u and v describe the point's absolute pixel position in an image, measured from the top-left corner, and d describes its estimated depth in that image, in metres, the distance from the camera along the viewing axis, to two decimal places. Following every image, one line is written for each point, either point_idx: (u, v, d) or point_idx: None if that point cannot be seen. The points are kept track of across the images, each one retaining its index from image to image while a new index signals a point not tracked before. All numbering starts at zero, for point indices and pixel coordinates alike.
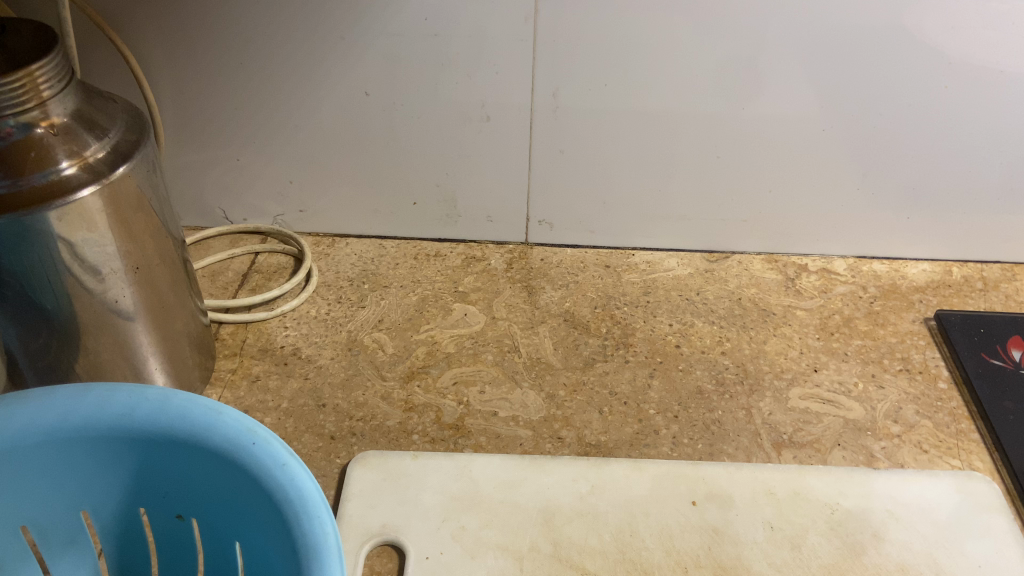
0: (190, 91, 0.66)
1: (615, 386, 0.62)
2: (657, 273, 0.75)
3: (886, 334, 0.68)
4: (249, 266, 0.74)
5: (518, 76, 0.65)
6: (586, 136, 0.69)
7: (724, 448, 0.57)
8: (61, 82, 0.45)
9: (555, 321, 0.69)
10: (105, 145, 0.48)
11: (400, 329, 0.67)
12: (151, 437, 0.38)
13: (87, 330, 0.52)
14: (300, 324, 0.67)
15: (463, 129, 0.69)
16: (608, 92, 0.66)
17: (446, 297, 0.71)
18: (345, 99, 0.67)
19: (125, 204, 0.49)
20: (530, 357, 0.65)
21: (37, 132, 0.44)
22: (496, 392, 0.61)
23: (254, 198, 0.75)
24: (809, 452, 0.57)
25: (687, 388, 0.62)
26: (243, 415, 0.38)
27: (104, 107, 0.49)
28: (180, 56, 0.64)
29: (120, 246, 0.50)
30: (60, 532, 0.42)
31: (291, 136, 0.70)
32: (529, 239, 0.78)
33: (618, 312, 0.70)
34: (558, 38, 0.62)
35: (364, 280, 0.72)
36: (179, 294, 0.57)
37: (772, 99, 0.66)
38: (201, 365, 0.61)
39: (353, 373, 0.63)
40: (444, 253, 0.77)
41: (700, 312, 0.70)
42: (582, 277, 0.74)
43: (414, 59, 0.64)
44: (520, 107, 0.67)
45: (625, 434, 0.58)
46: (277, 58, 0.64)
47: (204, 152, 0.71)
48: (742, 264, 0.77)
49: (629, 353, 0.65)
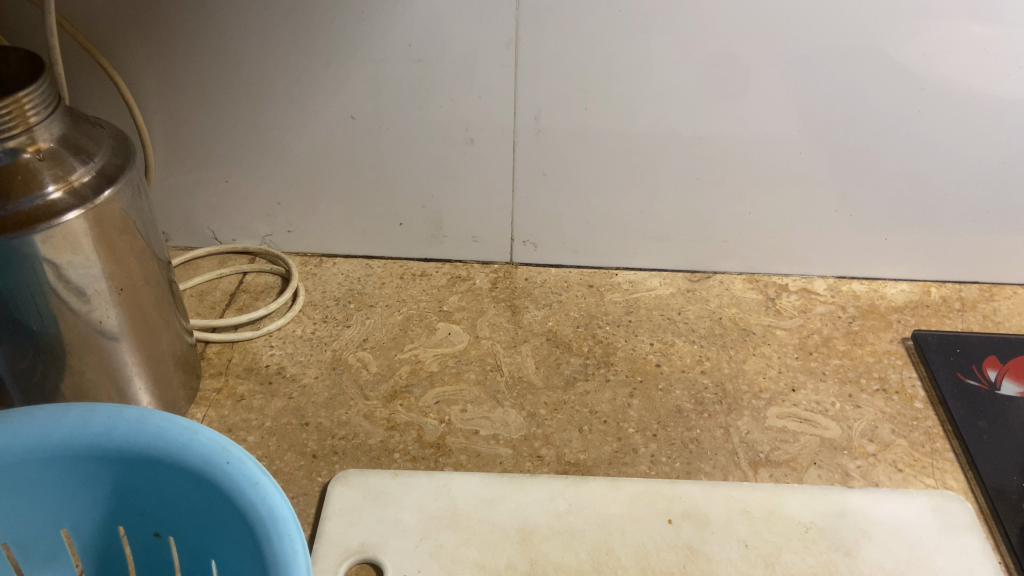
0: (180, 115, 0.68)
1: (595, 405, 0.63)
2: (639, 293, 0.76)
3: (864, 354, 0.69)
4: (237, 285, 0.75)
5: (501, 100, 0.66)
6: (569, 158, 0.70)
7: (701, 467, 0.58)
8: (48, 108, 0.46)
9: (537, 340, 0.69)
10: (91, 169, 0.49)
11: (384, 348, 0.68)
12: (128, 456, 0.39)
13: (72, 350, 0.53)
14: (286, 343, 0.68)
15: (448, 151, 0.70)
16: (590, 115, 0.67)
17: (430, 316, 0.72)
18: (332, 122, 0.68)
19: (111, 227, 0.50)
20: (511, 376, 0.65)
21: (23, 157, 0.45)
22: (477, 411, 0.62)
23: (243, 219, 0.76)
24: (785, 470, 0.58)
25: (666, 406, 0.63)
26: (219, 434, 0.39)
27: (90, 132, 0.51)
28: (170, 80, 0.65)
29: (105, 267, 0.51)
30: (39, 549, 0.43)
31: (279, 158, 0.71)
32: (513, 259, 0.79)
33: (600, 331, 0.71)
34: (540, 62, 0.63)
35: (350, 299, 0.73)
36: (165, 314, 0.58)
37: (751, 121, 0.67)
38: (186, 384, 0.62)
39: (336, 393, 0.63)
40: (430, 273, 0.78)
41: (681, 331, 0.71)
42: (565, 297, 0.75)
43: (399, 83, 0.65)
44: (503, 130, 0.68)
45: (604, 453, 0.59)
46: (265, 82, 0.65)
47: (194, 173, 0.72)
48: (724, 284, 0.78)
49: (609, 372, 0.66)
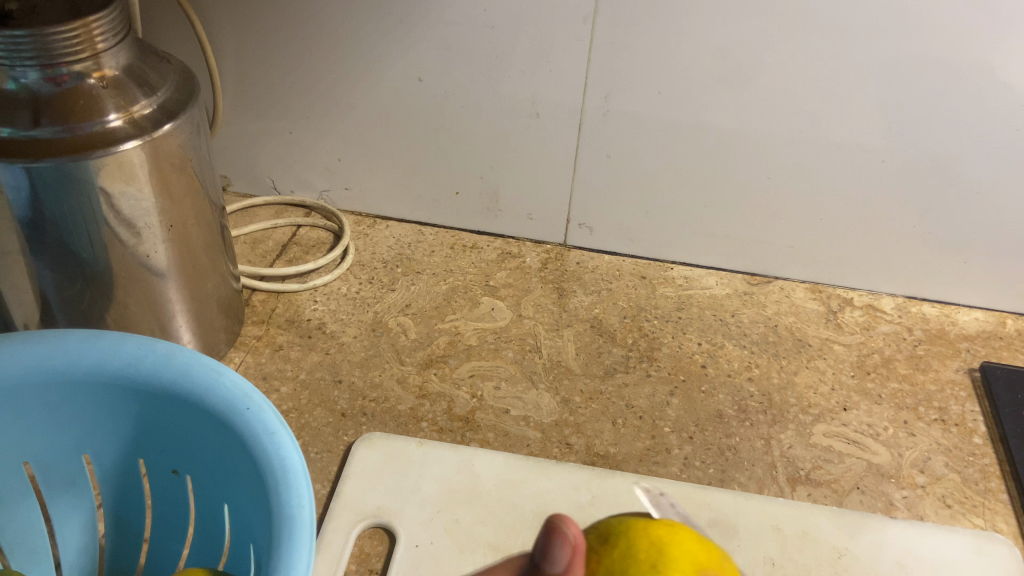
0: (251, 63, 0.68)
1: (633, 399, 0.60)
2: (694, 290, 0.72)
3: (926, 381, 0.64)
4: (290, 237, 0.74)
5: (571, 79, 0.64)
6: (635, 144, 0.68)
7: (736, 476, 0.55)
8: (116, 36, 0.47)
9: (581, 326, 0.67)
10: (154, 102, 0.49)
11: (426, 316, 0.67)
12: (155, 389, 0.39)
13: (119, 282, 0.54)
14: (329, 300, 0.68)
15: (513, 123, 0.68)
16: (663, 101, 0.64)
17: (475, 290, 0.70)
18: (398, 83, 0.67)
19: (167, 162, 0.51)
20: (550, 359, 0.63)
21: (88, 82, 0.46)
22: (511, 390, 0.61)
23: (303, 172, 0.75)
24: (824, 491, 0.55)
25: (706, 410, 0.60)
26: (242, 380, 0.39)
27: (158, 66, 0.51)
28: (243, 27, 0.66)
29: (159, 202, 0.52)
30: (61, 471, 0.43)
31: (342, 115, 0.70)
32: (567, 242, 0.76)
33: (647, 324, 0.67)
34: (616, 41, 0.61)
35: (397, 263, 0.72)
36: (214, 256, 0.59)
37: (832, 125, 0.63)
38: (228, 328, 0.62)
39: (373, 354, 0.63)
40: (481, 246, 0.75)
41: (733, 335, 0.67)
42: (616, 285, 0.71)
43: (468, 49, 0.64)
44: (570, 108, 0.66)
45: (635, 449, 0.57)
46: (336, 36, 0.65)
47: (260, 122, 0.72)
48: (785, 291, 0.74)
49: (652, 367, 0.63)
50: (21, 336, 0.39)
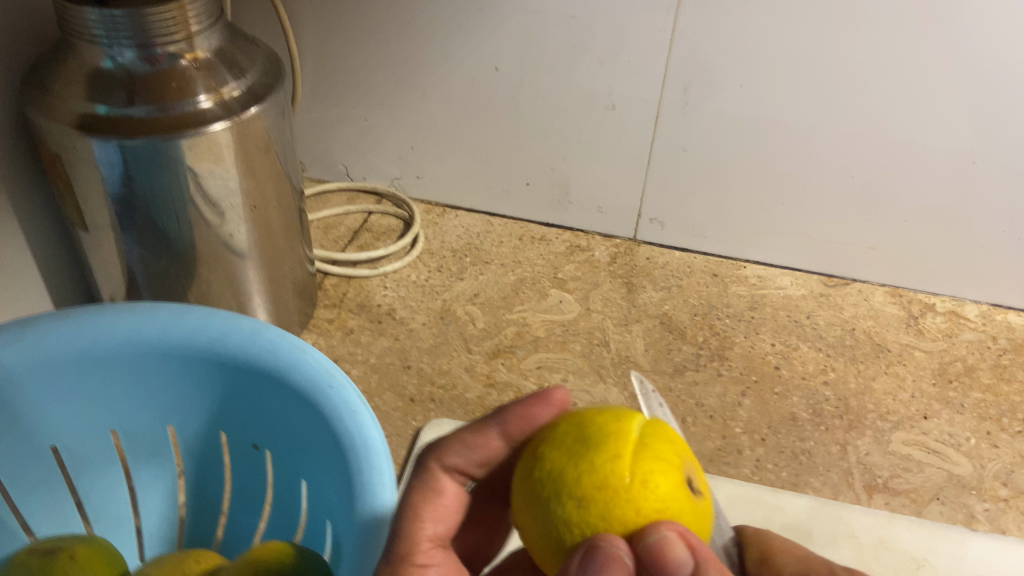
0: (329, 50, 0.69)
1: (703, 398, 0.59)
2: (768, 290, 0.70)
3: (1011, 391, 0.62)
4: (361, 223, 0.75)
5: (650, 70, 0.63)
6: (712, 138, 0.66)
7: (809, 481, 0.54)
8: (209, 19, 0.48)
9: (650, 322, 0.66)
10: (242, 86, 0.50)
11: (494, 306, 0.67)
12: (239, 364, 0.40)
13: (202, 260, 0.55)
14: (399, 287, 0.68)
15: (587, 115, 0.67)
16: (744, 94, 0.63)
17: (544, 281, 0.69)
18: (474, 71, 0.67)
19: (253, 145, 0.52)
20: (618, 354, 0.63)
21: (181, 64, 0.48)
22: (578, 383, 0.60)
23: (376, 159, 0.76)
24: (902, 500, 0.53)
25: (779, 412, 0.59)
26: (325, 359, 0.40)
27: (247, 50, 0.52)
28: (325, 14, 0.66)
29: (243, 183, 0.53)
30: (146, 441, 0.44)
31: (417, 103, 0.71)
32: (637, 237, 0.74)
33: (719, 323, 0.66)
34: (699, 33, 0.60)
35: (466, 252, 0.72)
36: (292, 238, 0.60)
37: (921, 123, 0.61)
38: (301, 310, 0.63)
39: (441, 342, 0.63)
40: (550, 238, 0.74)
41: (807, 337, 0.65)
42: (686, 282, 0.70)
43: (546, 39, 0.63)
44: (647, 101, 0.65)
45: (705, 449, 0.56)
46: (414, 24, 0.65)
47: (336, 108, 0.73)
48: (863, 294, 0.71)
49: (723, 367, 0.62)
50: (116, 308, 0.41)
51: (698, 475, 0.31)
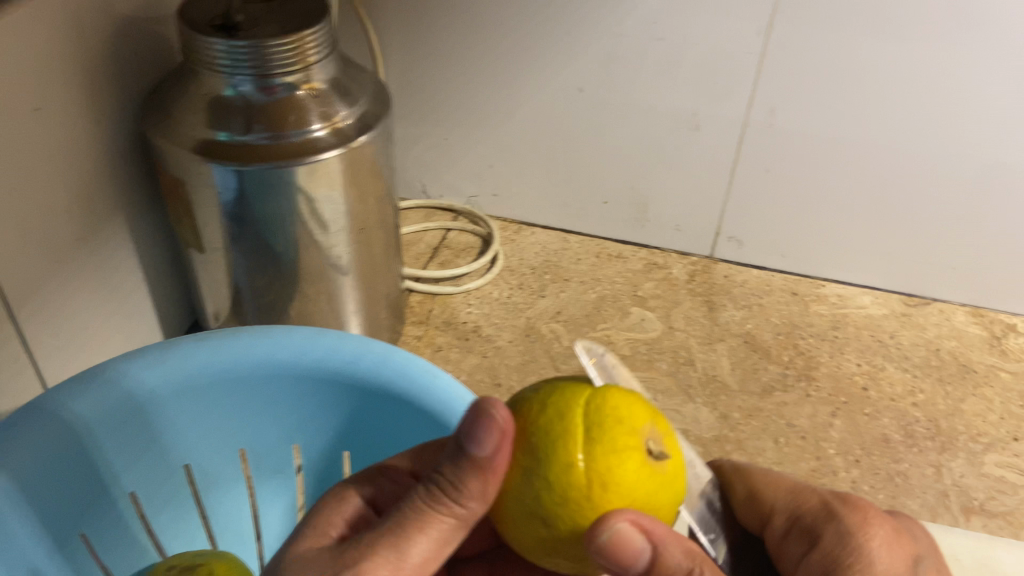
0: (415, 71, 0.69)
1: (794, 418, 0.60)
2: (848, 309, 0.70)
3: None
4: (440, 241, 0.76)
5: (737, 92, 0.64)
6: (796, 159, 0.66)
7: (907, 503, 0.54)
8: (326, 49, 0.49)
9: (734, 341, 0.66)
10: (354, 113, 0.51)
11: (577, 324, 0.67)
12: (372, 386, 0.42)
13: (305, 279, 0.56)
14: (483, 304, 0.69)
15: (671, 135, 0.68)
16: (831, 116, 0.63)
17: (624, 299, 0.70)
18: (558, 93, 0.68)
19: (362, 170, 0.53)
20: (705, 373, 0.63)
21: (298, 94, 0.49)
22: (668, 402, 0.61)
23: (453, 177, 0.77)
24: (1001, 523, 0.53)
25: (871, 433, 0.59)
26: (454, 384, 0.43)
27: (356, 76, 0.53)
28: (412, 36, 0.67)
29: (351, 206, 0.54)
30: (270, 459, 0.45)
31: (499, 123, 0.71)
32: (714, 255, 0.75)
33: (803, 342, 0.66)
34: (790, 56, 0.61)
35: (546, 270, 0.73)
36: (388, 257, 0.61)
37: (1012, 145, 0.61)
38: (391, 327, 0.65)
39: (529, 360, 0.64)
40: (626, 256, 0.75)
41: (892, 357, 0.65)
42: (766, 300, 0.70)
43: (634, 61, 0.64)
44: (733, 123, 0.66)
45: (800, 470, 0.56)
46: (502, 47, 0.66)
47: (417, 128, 0.74)
48: (944, 314, 0.71)
49: (811, 387, 0.62)
50: (253, 331, 0.43)
51: (667, 442, 0.28)
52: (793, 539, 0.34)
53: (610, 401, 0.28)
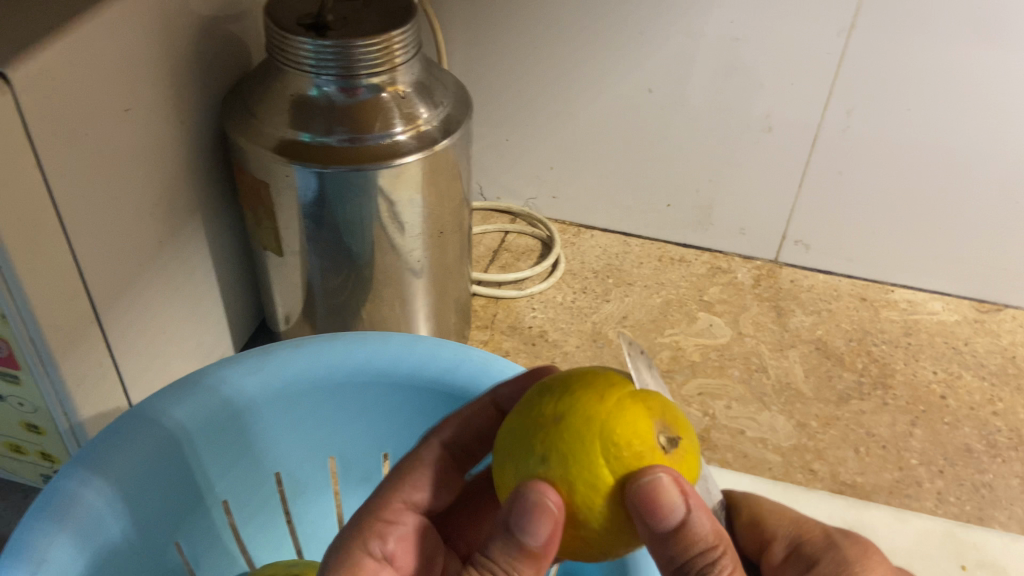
0: (479, 72, 0.69)
1: (873, 427, 0.59)
2: (920, 315, 0.69)
3: None
4: (499, 243, 0.75)
5: (812, 93, 0.63)
6: (870, 161, 0.65)
7: (995, 515, 0.53)
8: (412, 51, 0.49)
9: (806, 347, 0.65)
10: (436, 116, 0.50)
11: (645, 329, 0.66)
12: (469, 394, 0.42)
13: (379, 283, 0.55)
14: (547, 308, 0.68)
15: (741, 136, 0.67)
16: (909, 118, 0.62)
17: (691, 304, 0.69)
18: (626, 94, 0.67)
19: (442, 174, 0.52)
20: (779, 381, 0.62)
21: (382, 96, 0.48)
22: (744, 410, 0.60)
23: (512, 179, 0.76)
24: None
25: (953, 443, 0.58)
26: None
27: (439, 78, 0.52)
28: (478, 36, 0.66)
29: (430, 209, 0.53)
30: (359, 468, 0.45)
31: (562, 124, 0.71)
32: (779, 259, 0.74)
33: (876, 349, 0.65)
34: (869, 57, 0.60)
35: (608, 274, 0.72)
36: (461, 259, 0.60)
37: None
38: (459, 331, 0.64)
39: (598, 365, 0.63)
40: (689, 259, 0.74)
41: (969, 364, 0.64)
42: (835, 306, 0.69)
43: (707, 62, 0.63)
44: (807, 125, 0.65)
45: (884, 480, 0.55)
46: (570, 47, 0.65)
47: (478, 129, 0.73)
48: (1018, 320, 0.69)
49: (888, 396, 0.61)
50: (349, 336, 0.43)
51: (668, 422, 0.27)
52: (792, 564, 0.33)
53: (616, 435, 0.26)
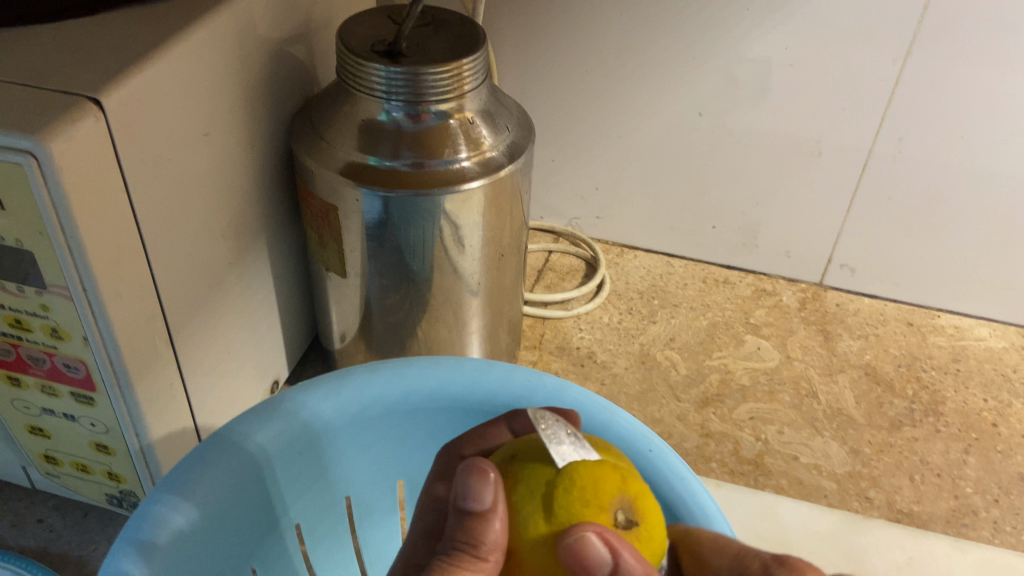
0: (529, 94, 0.69)
1: (926, 455, 0.58)
2: (967, 341, 0.69)
3: None
4: (543, 263, 0.75)
5: (865, 119, 0.63)
6: (921, 188, 0.66)
7: None
8: (480, 79, 0.49)
9: (855, 372, 0.65)
10: (499, 143, 0.51)
11: (692, 351, 0.66)
12: None
13: (437, 304, 0.56)
14: (594, 329, 0.68)
15: (791, 160, 0.67)
16: (962, 146, 0.62)
17: (737, 327, 0.69)
18: (676, 118, 0.67)
19: (504, 199, 0.52)
20: (830, 406, 0.62)
21: (449, 122, 0.48)
22: (796, 435, 0.59)
23: (557, 198, 0.76)
24: None
25: (1007, 472, 0.58)
26: (633, 421, 0.43)
27: (502, 105, 0.53)
28: (530, 59, 0.67)
29: (490, 232, 0.53)
30: None
31: (610, 146, 0.71)
32: (823, 281, 0.74)
33: (926, 375, 0.65)
34: (925, 85, 0.60)
35: (654, 295, 0.72)
36: (517, 280, 0.60)
37: None
38: (509, 351, 0.64)
39: (648, 388, 0.63)
40: (733, 281, 0.74)
41: (1019, 392, 0.64)
42: (882, 331, 0.69)
43: (760, 87, 0.63)
44: (858, 150, 0.65)
45: (940, 509, 0.55)
46: (623, 71, 0.65)
47: None
48: None
49: (940, 423, 0.61)
50: (422, 361, 0.43)
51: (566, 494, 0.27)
52: None
53: None
